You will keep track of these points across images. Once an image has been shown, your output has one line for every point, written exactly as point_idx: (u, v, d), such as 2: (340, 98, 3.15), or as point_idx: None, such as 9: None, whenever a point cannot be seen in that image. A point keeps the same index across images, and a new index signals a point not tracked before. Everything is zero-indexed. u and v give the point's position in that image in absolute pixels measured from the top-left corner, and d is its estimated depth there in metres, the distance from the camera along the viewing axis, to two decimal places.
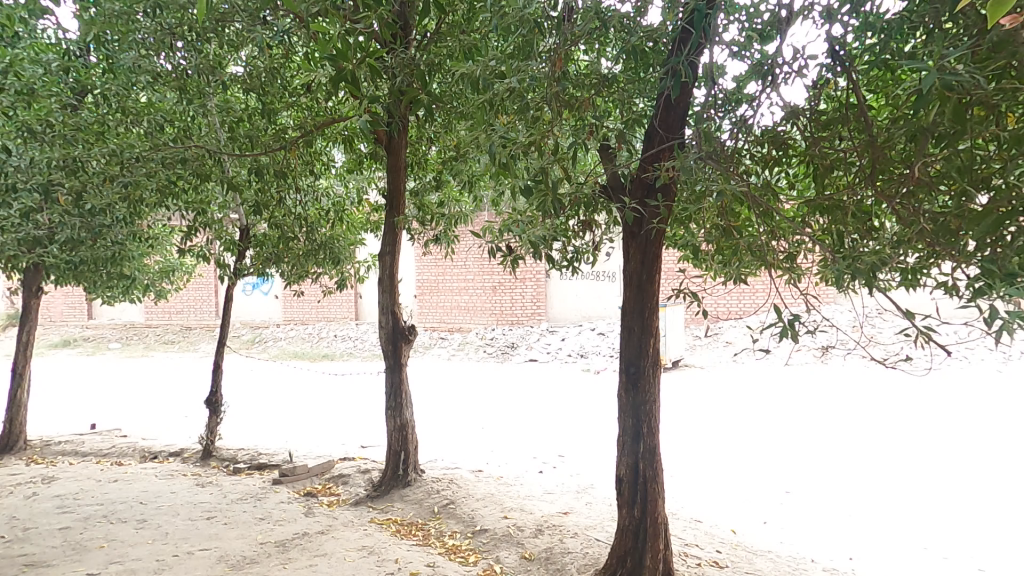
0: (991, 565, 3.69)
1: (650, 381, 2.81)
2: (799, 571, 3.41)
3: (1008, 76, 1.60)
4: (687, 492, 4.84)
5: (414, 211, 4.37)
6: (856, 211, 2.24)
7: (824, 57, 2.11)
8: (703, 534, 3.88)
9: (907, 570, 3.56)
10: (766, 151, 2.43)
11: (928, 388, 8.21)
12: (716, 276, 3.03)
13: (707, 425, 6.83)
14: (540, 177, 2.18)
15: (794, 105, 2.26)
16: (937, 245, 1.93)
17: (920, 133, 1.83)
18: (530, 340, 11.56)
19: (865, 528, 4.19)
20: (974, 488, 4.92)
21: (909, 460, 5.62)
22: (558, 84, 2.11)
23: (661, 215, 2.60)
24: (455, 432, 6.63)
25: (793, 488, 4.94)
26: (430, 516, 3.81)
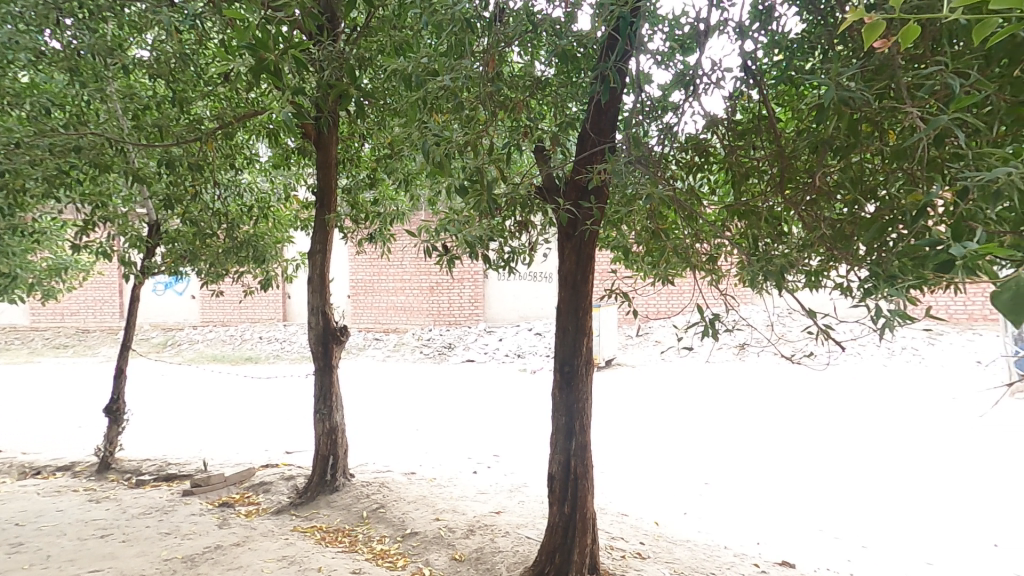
0: (874, 541, 4.07)
1: (583, 380, 2.88)
2: (712, 557, 3.63)
3: (889, 98, 1.81)
4: (615, 487, 5.01)
5: (347, 210, 4.26)
6: (769, 217, 2.42)
7: (739, 71, 2.24)
8: (628, 527, 4.03)
9: (804, 552, 3.86)
10: (690, 157, 2.56)
11: (831, 381, 8.95)
12: (646, 278, 3.16)
13: (638, 422, 7.11)
14: (474, 177, 2.17)
15: (714, 114, 2.39)
16: (836, 249, 2.13)
17: (823, 144, 2.01)
18: (467, 340, 11.55)
19: (771, 514, 4.50)
20: (866, 473, 5.40)
21: (811, 449, 6.10)
22: (492, 85, 2.12)
23: (594, 216, 2.68)
24: (389, 434, 6.52)
25: (711, 479, 5.24)
26: (358, 521, 3.72)
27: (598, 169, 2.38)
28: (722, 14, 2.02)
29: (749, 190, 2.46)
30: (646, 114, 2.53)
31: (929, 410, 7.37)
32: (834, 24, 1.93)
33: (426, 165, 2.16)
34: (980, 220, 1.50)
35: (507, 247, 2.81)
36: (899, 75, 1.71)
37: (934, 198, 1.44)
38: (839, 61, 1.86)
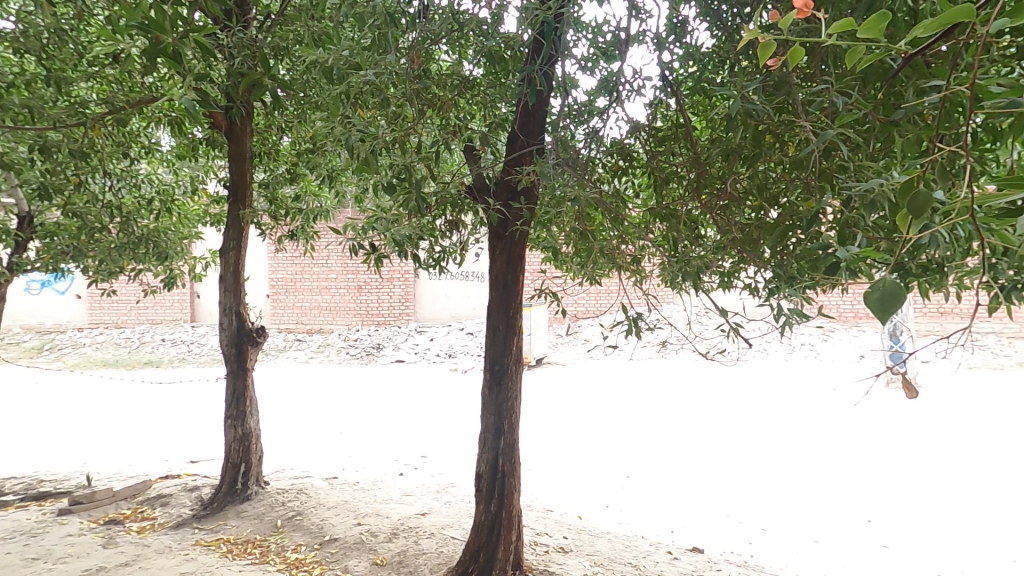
0: (772, 524, 4.44)
1: (513, 378, 2.91)
2: (629, 547, 3.79)
3: (788, 112, 1.97)
4: (543, 483, 5.12)
5: (264, 206, 4.07)
6: (687, 221, 2.54)
7: (658, 79, 2.34)
8: (552, 522, 4.12)
9: (712, 539, 4.14)
10: (614, 160, 2.64)
11: (741, 376, 9.58)
12: (575, 279, 3.24)
13: (567, 418, 7.28)
14: (402, 175, 2.12)
15: (636, 120, 2.47)
16: (744, 252, 2.29)
17: (733, 153, 2.14)
18: (397, 341, 11.35)
19: (686, 504, 4.78)
20: (770, 460, 5.87)
21: (725, 439, 6.51)
22: (419, 82, 2.10)
23: (524, 217, 2.70)
24: (311, 438, 6.31)
25: (633, 472, 5.46)
26: (271, 531, 3.56)
27: (527, 170, 2.40)
28: (641, 25, 2.10)
29: (669, 194, 2.58)
30: (572, 118, 2.59)
31: (826, 402, 8.07)
32: (740, 41, 2.06)
33: (351, 161, 2.09)
34: (862, 227, 1.70)
35: (437, 247, 2.78)
36: (795, 91, 1.86)
37: (826, 205, 1.60)
38: (745, 76, 1.99)
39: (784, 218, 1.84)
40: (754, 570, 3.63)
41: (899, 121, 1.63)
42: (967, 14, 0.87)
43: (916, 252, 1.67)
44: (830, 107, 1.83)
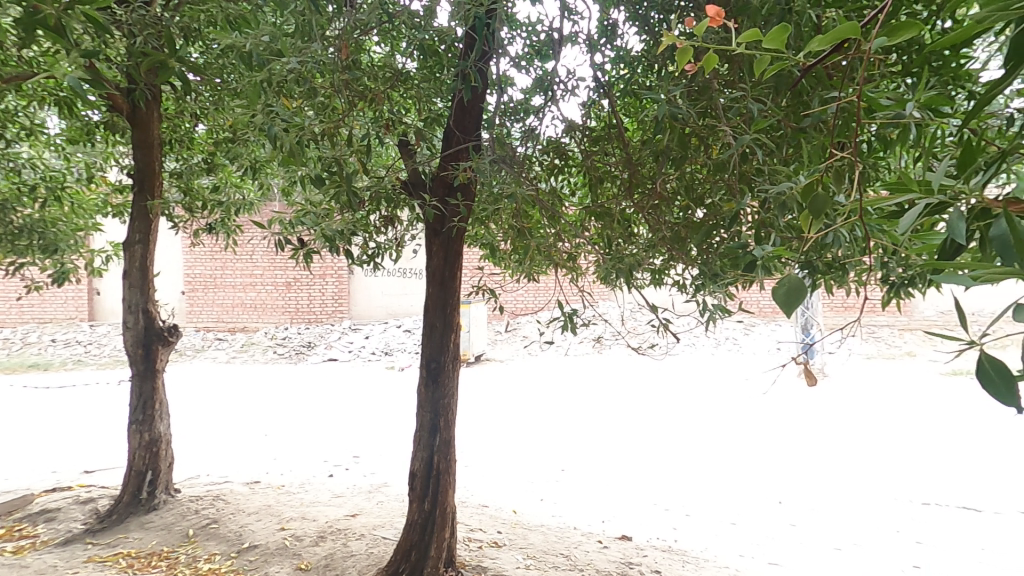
0: (695, 510, 4.70)
1: (449, 374, 2.89)
2: (561, 538, 3.87)
3: (714, 117, 2.06)
4: (480, 479, 5.15)
5: (178, 198, 3.82)
6: (620, 219, 2.62)
7: (591, 81, 2.38)
8: (488, 518, 4.13)
9: (641, 526, 4.32)
10: (550, 158, 2.61)
11: (670, 370, 10.01)
12: (513, 276, 3.25)
13: (505, 414, 7.34)
14: (332, 168, 2.06)
15: (571, 119, 2.49)
16: (674, 249, 2.41)
17: (662, 154, 2.23)
18: (329, 339, 11.02)
19: (618, 494, 4.95)
20: (695, 449, 6.20)
21: (656, 431, 6.80)
22: (348, 72, 2.03)
23: (461, 213, 2.67)
24: (231, 442, 6.01)
25: (567, 465, 5.60)
26: (182, 541, 3.36)
27: (464, 167, 2.36)
28: (573, 26, 2.13)
29: (604, 193, 2.64)
30: (508, 116, 2.56)
31: (746, 392, 8.62)
32: (665, 48, 2.14)
33: (272, 151, 1.97)
34: (781, 227, 1.79)
35: (371, 242, 2.72)
36: (716, 97, 1.97)
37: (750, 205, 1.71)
38: (672, 81, 2.06)
39: (712, 218, 1.93)
40: (676, 554, 3.84)
41: (807, 128, 1.75)
42: (852, 32, 0.94)
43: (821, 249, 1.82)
44: (746, 112, 1.96)
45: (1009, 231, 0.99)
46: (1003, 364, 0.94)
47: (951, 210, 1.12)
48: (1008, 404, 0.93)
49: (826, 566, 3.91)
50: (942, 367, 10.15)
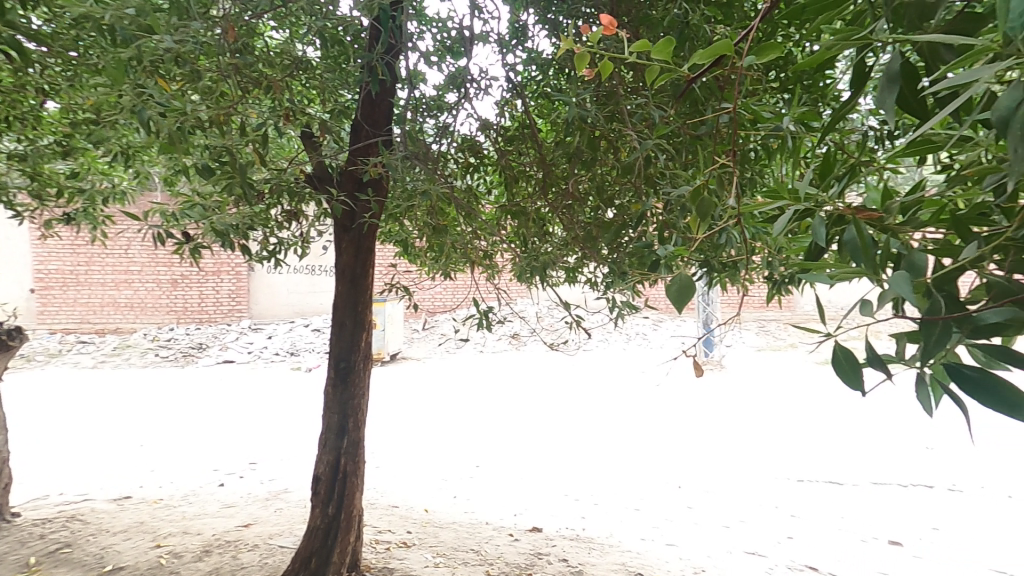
0: (602, 498, 5.14)
1: (361, 373, 2.84)
2: (473, 534, 4.09)
3: (618, 120, 2.17)
4: (396, 481, 5.34)
5: (22, 182, 3.36)
6: (536, 218, 2.64)
7: (503, 80, 2.38)
8: (398, 519, 4.25)
9: (550, 516, 4.66)
10: (465, 157, 2.56)
11: (581, 368, 10.45)
12: (429, 273, 3.19)
13: (424, 417, 7.52)
14: (224, 157, 1.92)
15: (486, 118, 2.47)
16: (586, 247, 2.52)
17: (574, 156, 2.30)
18: (224, 340, 10.62)
19: (531, 488, 5.32)
20: (603, 441, 6.70)
21: (570, 427, 7.26)
22: (238, 56, 1.91)
23: (373, 209, 2.56)
24: (100, 454, 5.70)
25: (482, 461, 5.94)
26: (24, 569, 3.09)
27: (374, 160, 2.26)
28: (483, 25, 2.14)
29: (520, 191, 2.65)
30: (421, 111, 2.45)
31: (640, 385, 9.36)
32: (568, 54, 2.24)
33: (150, 137, 1.82)
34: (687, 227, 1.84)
35: (273, 237, 2.58)
36: (622, 102, 2.10)
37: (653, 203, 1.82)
38: (580, 86, 2.12)
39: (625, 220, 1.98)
40: (582, 541, 4.15)
41: (704, 133, 1.87)
42: (726, 50, 1.01)
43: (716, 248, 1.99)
44: (649, 118, 2.07)
45: (857, 236, 1.11)
46: (855, 353, 1.05)
47: (813, 218, 1.24)
48: (859, 388, 1.05)
49: (717, 542, 4.41)
50: (816, 356, 11.43)
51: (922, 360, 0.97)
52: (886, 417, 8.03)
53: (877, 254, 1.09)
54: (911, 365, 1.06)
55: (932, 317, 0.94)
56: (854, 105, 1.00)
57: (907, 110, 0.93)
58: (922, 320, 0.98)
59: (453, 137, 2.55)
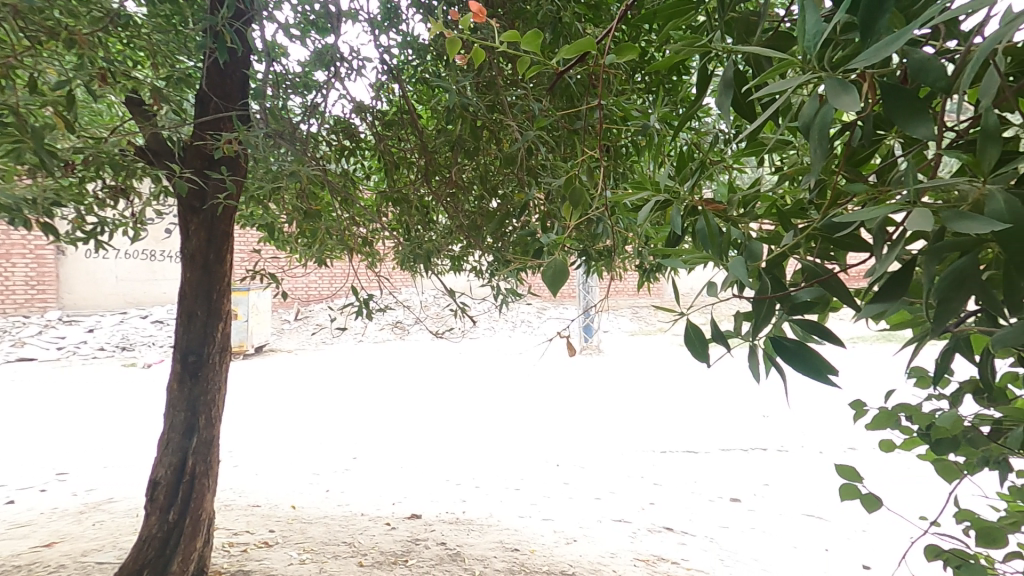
0: (481, 480, 5.54)
1: (210, 368, 3.10)
2: (348, 526, 4.32)
3: (496, 110, 2.21)
4: (267, 480, 5.45)
5: None
6: (419, 206, 2.58)
7: (377, 62, 2.28)
8: (258, 518, 4.40)
9: (428, 499, 5.03)
10: (339, 140, 2.40)
11: (463, 358, 10.82)
12: (302, 260, 3.00)
13: (297, 416, 7.59)
14: (9, 118, 1.62)
15: (361, 100, 2.34)
16: (471, 237, 2.52)
17: (456, 145, 2.29)
18: (25, 334, 11.33)
19: (410, 475, 5.67)
20: (479, 426, 7.24)
21: (451, 415, 7.65)
22: (31, 5, 1.62)
23: (228, 190, 2.30)
24: None
25: (359, 453, 6.30)
26: None
27: (227, 137, 2.02)
28: (352, 2, 2.04)
29: (403, 178, 2.55)
30: (286, 87, 2.26)
31: (513, 369, 10.05)
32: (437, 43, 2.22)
33: None
34: (568, 213, 1.89)
35: (91, 216, 2.25)
36: (501, 94, 2.12)
37: (538, 195, 1.93)
38: (455, 77, 2.08)
39: (522, 205, 2.05)
40: (462, 524, 4.45)
41: (580, 127, 1.94)
42: (591, 48, 0.89)
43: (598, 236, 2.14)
44: (528, 111, 2.11)
45: (707, 225, 1.20)
46: (704, 330, 1.09)
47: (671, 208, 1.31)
48: (706, 362, 1.09)
49: (587, 512, 4.90)
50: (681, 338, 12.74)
51: (754, 335, 1.10)
52: (736, 389, 9.14)
53: (722, 241, 1.20)
54: (748, 341, 1.15)
55: (761, 295, 1.08)
56: (700, 105, 1.06)
57: (740, 112, 1.01)
58: (753, 299, 1.11)
59: (326, 119, 2.39)
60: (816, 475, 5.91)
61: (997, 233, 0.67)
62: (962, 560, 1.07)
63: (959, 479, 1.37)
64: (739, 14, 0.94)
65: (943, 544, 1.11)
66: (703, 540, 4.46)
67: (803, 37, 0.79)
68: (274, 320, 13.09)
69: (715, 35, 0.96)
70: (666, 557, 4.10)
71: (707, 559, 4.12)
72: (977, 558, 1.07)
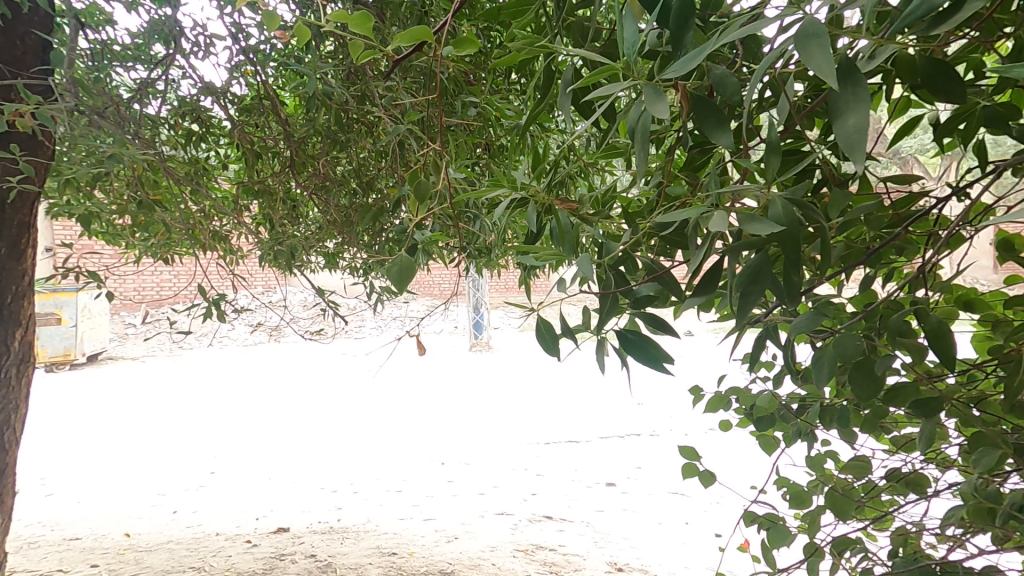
0: (359, 485, 5.44)
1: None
2: (197, 550, 3.95)
3: (366, 101, 2.11)
4: (100, 507, 4.88)
5: None
6: (284, 198, 2.41)
7: (230, 42, 2.07)
8: (78, 552, 3.87)
9: (297, 510, 4.85)
10: (184, 123, 2.15)
11: (346, 360, 10.42)
12: (139, 256, 2.66)
13: (147, 431, 6.85)
14: None
15: (212, 81, 2.11)
16: (345, 232, 2.40)
17: (325, 135, 2.17)
18: None
19: (279, 487, 5.42)
20: (346, 425, 7.18)
21: (329, 420, 7.33)
22: None
23: (27, 172, 1.96)
24: None
25: (218, 467, 5.88)
26: None
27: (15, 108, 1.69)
28: None
29: (267, 168, 2.36)
30: (113, 59, 1.98)
31: (399, 368, 9.89)
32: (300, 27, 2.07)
33: None
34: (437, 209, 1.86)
35: None
36: (370, 85, 2.03)
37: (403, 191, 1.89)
38: (318, 66, 1.94)
39: (380, 204, 2.00)
40: (336, 534, 4.29)
41: (454, 124, 1.92)
42: (427, 37, 0.77)
43: (472, 236, 2.15)
44: (400, 103, 2.03)
45: (561, 223, 1.21)
46: (552, 324, 1.09)
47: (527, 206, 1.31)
48: (556, 356, 1.09)
49: (468, 507, 4.96)
50: None
51: (598, 329, 1.14)
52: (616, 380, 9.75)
53: (574, 238, 1.21)
54: (596, 334, 1.17)
55: (606, 291, 1.12)
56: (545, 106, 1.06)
57: (579, 116, 1.03)
58: (598, 293, 1.15)
59: (169, 100, 2.14)
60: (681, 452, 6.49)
61: (778, 235, 0.75)
62: (773, 523, 1.21)
63: (778, 449, 1.56)
64: (577, 18, 0.95)
65: (757, 509, 1.25)
66: (580, 525, 4.70)
67: (624, 44, 0.81)
68: (116, 324, 11.53)
69: (555, 37, 0.96)
70: (544, 544, 4.26)
71: (582, 543, 4.34)
72: (783, 520, 1.22)
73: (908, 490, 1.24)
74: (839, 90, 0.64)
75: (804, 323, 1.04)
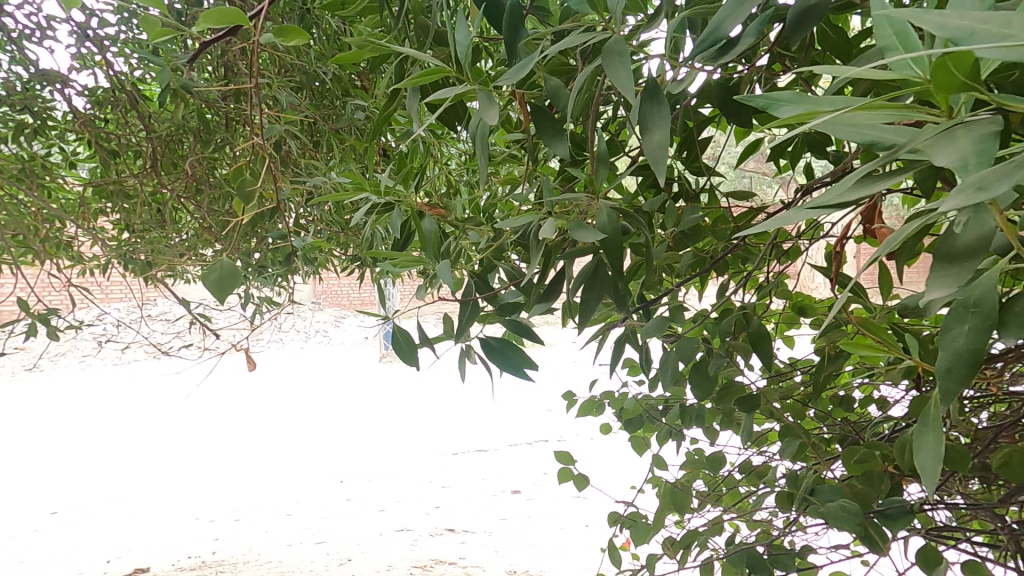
0: (243, 511, 5.22)
1: None
2: None
3: (236, 97, 1.96)
4: None
5: None
6: (147, 200, 2.19)
7: (73, 26, 1.86)
8: None
9: (164, 545, 4.56)
10: (15, 114, 1.90)
11: None
12: None
13: None
14: None
15: (53, 69, 1.89)
16: (219, 237, 2.22)
17: (192, 133, 1.99)
18: None
19: (146, 520, 5.06)
20: (238, 446, 6.71)
21: (219, 441, 6.82)
22: None
23: None
24: None
25: (60, 506, 5.38)
26: None
27: None
28: None
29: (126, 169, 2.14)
30: None
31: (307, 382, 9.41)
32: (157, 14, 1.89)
33: None
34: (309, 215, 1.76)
35: None
36: (242, 80, 1.89)
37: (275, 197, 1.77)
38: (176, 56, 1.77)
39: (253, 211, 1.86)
40: (209, 569, 4.05)
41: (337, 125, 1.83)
42: (239, 21, 0.69)
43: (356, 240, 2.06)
44: (274, 102, 1.91)
45: (428, 229, 1.17)
46: (410, 333, 1.06)
47: (395, 213, 1.25)
48: (414, 365, 1.05)
49: (363, 528, 4.84)
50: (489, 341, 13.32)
51: (461, 336, 1.12)
52: None
53: (440, 244, 1.18)
54: (459, 342, 1.15)
55: (468, 297, 1.09)
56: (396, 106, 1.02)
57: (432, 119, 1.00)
58: (460, 301, 1.12)
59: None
60: (588, 455, 6.67)
61: (604, 242, 0.77)
62: (633, 521, 1.26)
63: (652, 448, 1.62)
64: (422, 18, 0.92)
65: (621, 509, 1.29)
66: (483, 535, 4.71)
67: (457, 46, 0.79)
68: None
69: (401, 36, 0.93)
70: (443, 559, 4.22)
71: (483, 553, 4.36)
72: (644, 517, 1.27)
73: (756, 481, 1.34)
74: (648, 103, 0.67)
75: (652, 328, 1.09)
